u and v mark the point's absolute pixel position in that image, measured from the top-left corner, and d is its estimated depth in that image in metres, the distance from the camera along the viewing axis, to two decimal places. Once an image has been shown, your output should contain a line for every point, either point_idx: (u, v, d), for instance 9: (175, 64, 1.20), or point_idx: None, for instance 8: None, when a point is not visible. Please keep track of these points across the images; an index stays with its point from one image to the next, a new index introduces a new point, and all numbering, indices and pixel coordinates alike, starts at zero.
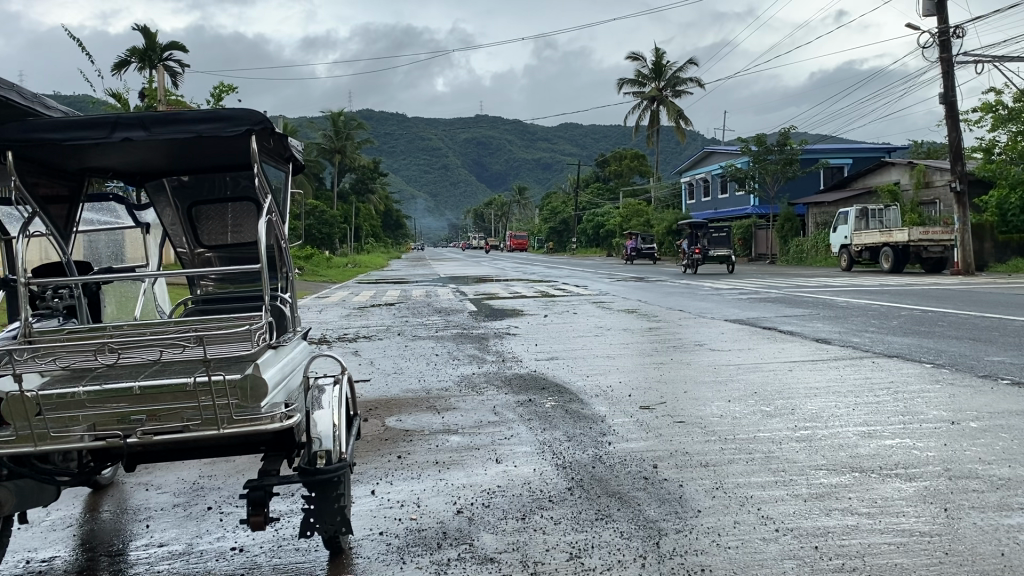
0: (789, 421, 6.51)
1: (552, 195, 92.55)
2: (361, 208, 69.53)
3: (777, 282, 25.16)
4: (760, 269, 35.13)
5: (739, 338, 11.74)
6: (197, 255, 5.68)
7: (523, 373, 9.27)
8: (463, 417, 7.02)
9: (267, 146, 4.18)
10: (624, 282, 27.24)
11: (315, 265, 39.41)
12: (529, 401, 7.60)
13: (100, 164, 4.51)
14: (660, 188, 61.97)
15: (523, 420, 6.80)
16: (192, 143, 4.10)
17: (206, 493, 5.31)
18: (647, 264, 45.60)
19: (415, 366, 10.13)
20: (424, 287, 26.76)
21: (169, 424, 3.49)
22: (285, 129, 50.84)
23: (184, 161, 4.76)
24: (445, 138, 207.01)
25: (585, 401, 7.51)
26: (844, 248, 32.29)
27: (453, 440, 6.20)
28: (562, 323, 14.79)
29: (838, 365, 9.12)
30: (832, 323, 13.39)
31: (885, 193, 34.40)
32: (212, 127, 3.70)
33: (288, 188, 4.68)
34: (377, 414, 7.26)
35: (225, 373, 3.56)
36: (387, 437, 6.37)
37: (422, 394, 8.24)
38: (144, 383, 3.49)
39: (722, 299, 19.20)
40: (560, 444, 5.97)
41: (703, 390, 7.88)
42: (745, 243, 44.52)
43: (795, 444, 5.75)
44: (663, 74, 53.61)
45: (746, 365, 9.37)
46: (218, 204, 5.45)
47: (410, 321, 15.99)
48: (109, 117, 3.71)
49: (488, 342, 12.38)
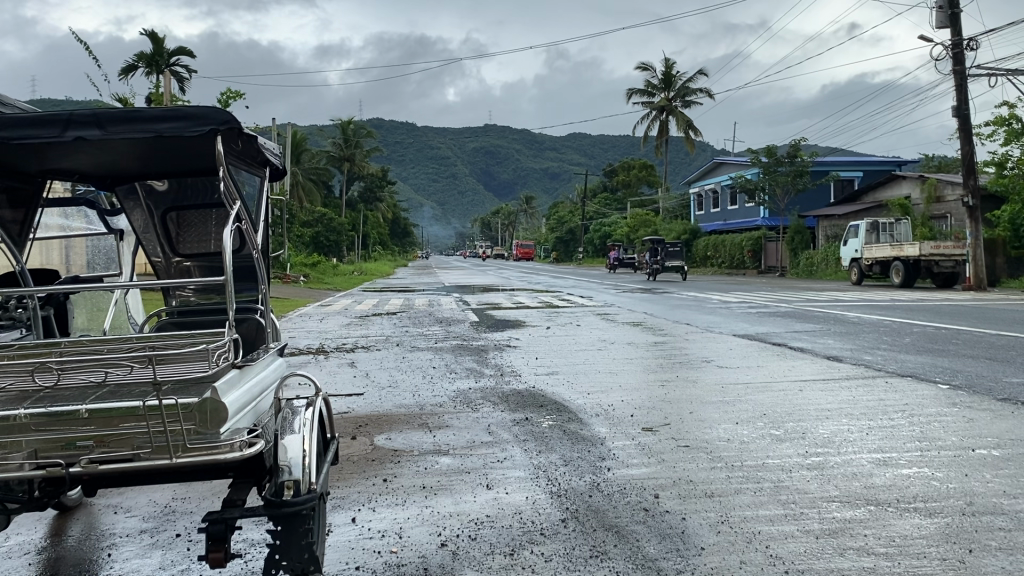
0: (800, 446, 6.15)
1: (560, 205, 92.33)
2: (368, 216, 69.52)
3: (786, 296, 24.76)
4: (769, 281, 34.74)
5: (748, 355, 11.37)
6: (173, 264, 5.35)
7: (522, 389, 8.91)
8: (455, 436, 6.69)
9: (237, 148, 3.88)
10: (630, 294, 26.92)
11: (322, 272, 39.17)
12: (525, 420, 7.25)
13: (61, 166, 4.21)
14: (667, 199, 61.65)
15: (517, 441, 6.47)
16: (156, 143, 3.80)
17: (177, 517, 4.99)
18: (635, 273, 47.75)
19: (410, 379, 9.78)
20: (428, 296, 26.43)
21: (118, 451, 3.18)
22: (294, 136, 50.85)
23: (155, 165, 4.46)
24: (454, 147, 207.22)
25: (584, 421, 7.16)
26: (854, 262, 31.88)
27: (443, 462, 5.87)
28: (565, 336, 14.44)
29: (850, 385, 8.73)
30: (844, 339, 13.01)
31: (896, 207, 33.89)
32: (171, 126, 3.40)
33: (263, 195, 4.39)
34: (366, 431, 6.92)
35: (182, 396, 3.25)
36: (373, 458, 6.03)
37: (415, 410, 7.90)
38: (91, 406, 3.17)
39: (729, 313, 18.83)
40: (556, 468, 5.63)
41: (709, 411, 7.51)
42: (754, 254, 43.99)
43: (806, 472, 5.40)
44: (672, 84, 53.40)
45: (755, 384, 8.99)
46: (195, 210, 5.14)
47: (412, 330, 15.72)
48: (61, 114, 3.40)
49: (488, 354, 12.04)
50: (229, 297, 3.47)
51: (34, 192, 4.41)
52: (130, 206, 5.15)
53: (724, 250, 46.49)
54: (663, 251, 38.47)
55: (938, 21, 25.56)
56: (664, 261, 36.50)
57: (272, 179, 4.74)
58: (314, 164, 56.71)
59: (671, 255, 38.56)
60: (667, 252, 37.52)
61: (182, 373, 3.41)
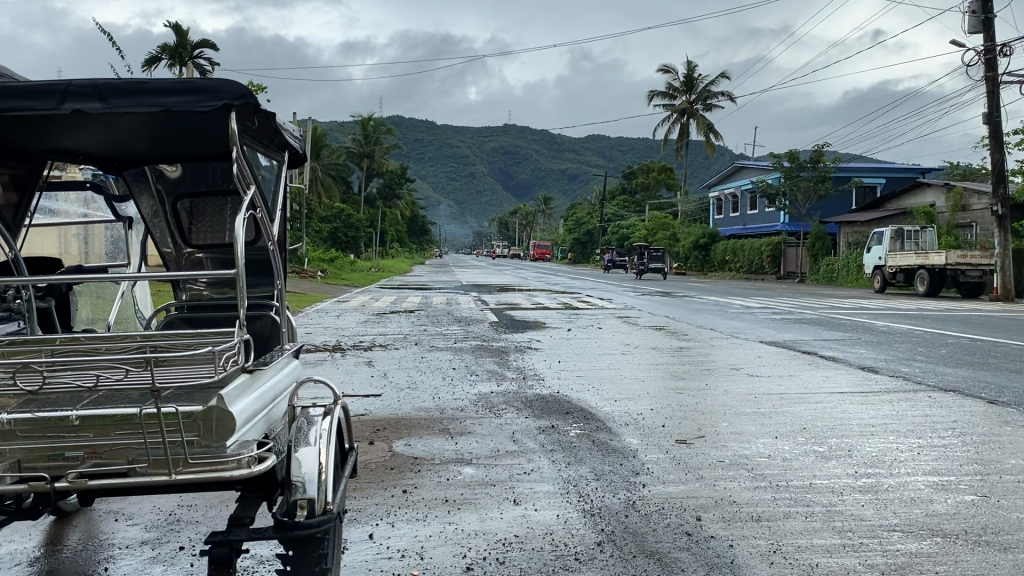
0: (848, 466, 5.73)
1: (578, 206, 91.75)
2: (385, 212, 69.20)
3: (811, 303, 24.19)
4: (790, 287, 34.25)
5: (778, 364, 10.93)
6: (184, 255, 5.01)
7: (547, 395, 8.49)
8: (479, 444, 6.31)
9: (253, 127, 3.54)
10: (650, 297, 26.43)
11: (339, 268, 38.82)
12: (552, 428, 6.88)
13: (65, 146, 3.87)
14: (687, 202, 61.02)
15: (544, 451, 6.09)
16: (164, 120, 3.44)
17: (183, 528, 4.64)
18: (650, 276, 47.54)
19: (430, 381, 9.42)
20: (446, 295, 26.07)
21: (112, 464, 2.84)
22: (316, 132, 50.61)
23: (167, 146, 4.11)
24: (472, 146, 206.94)
25: (613, 430, 6.78)
26: (878, 269, 31.26)
27: (466, 473, 5.49)
28: (587, 339, 14.02)
29: (890, 399, 8.29)
30: (877, 350, 12.52)
31: (920, 215, 33.24)
32: (180, 100, 3.04)
33: (280, 182, 4.05)
34: (383, 437, 6.55)
35: (184, 403, 2.91)
36: (392, 466, 5.66)
37: (434, 414, 7.53)
38: (83, 412, 2.82)
39: (754, 319, 18.33)
40: (587, 483, 5.25)
41: (746, 424, 7.09)
42: (774, 260, 43.32)
43: (860, 497, 4.99)
44: (694, 87, 52.84)
45: (789, 395, 8.55)
46: (210, 197, 4.82)
47: (429, 329, 15.34)
48: (58, 84, 3.04)
49: (509, 357, 11.65)
50: (241, 294, 3.09)
51: (31, 175, 4.08)
52: (139, 192, 4.83)
53: (743, 254, 45.74)
54: (648, 255, 45.81)
55: (971, 26, 24.93)
56: (648, 262, 44.37)
57: (293, 167, 4.42)
58: (333, 160, 56.54)
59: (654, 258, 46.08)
60: (650, 256, 44.98)
61: (187, 380, 3.06)
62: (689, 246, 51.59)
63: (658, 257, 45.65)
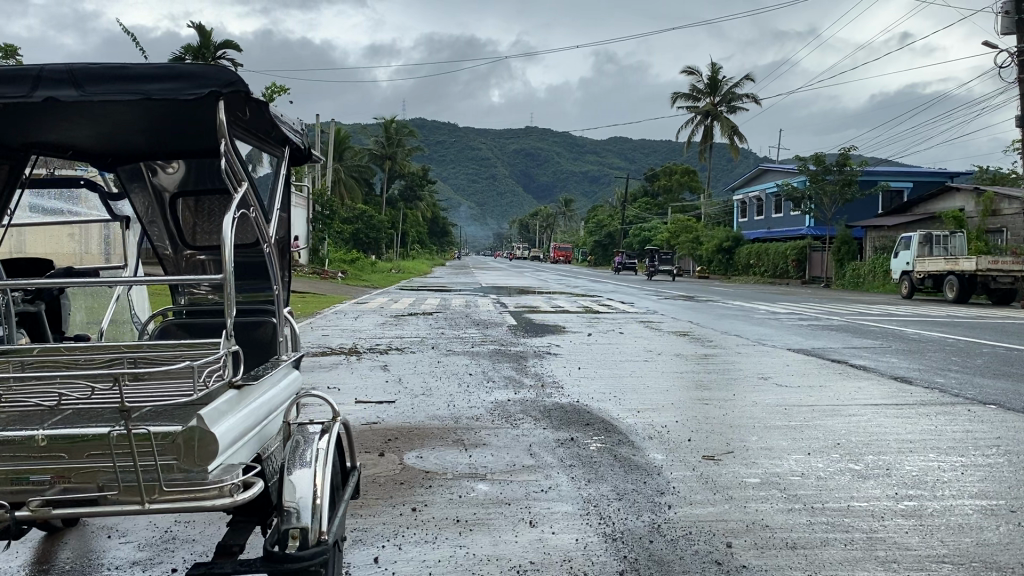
0: (887, 487, 5.36)
1: (600, 208, 91.25)
2: (407, 214, 69.19)
3: (837, 309, 23.65)
4: (816, 293, 33.67)
5: (807, 373, 10.52)
6: (184, 257, 4.71)
7: (566, 404, 8.17)
8: (494, 458, 6.00)
9: (247, 117, 3.26)
10: (673, 301, 26.00)
11: (360, 269, 38.67)
12: (571, 441, 6.56)
13: (49, 138, 3.61)
14: (710, 205, 60.38)
15: (563, 466, 5.78)
16: (151, 109, 3.16)
17: (177, 548, 4.35)
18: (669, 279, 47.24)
19: (445, 387, 9.12)
20: (465, 297, 25.81)
21: (83, 490, 2.55)
22: (338, 133, 50.59)
23: (160, 141, 3.83)
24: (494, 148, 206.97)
25: (636, 445, 6.44)
26: (906, 275, 30.58)
27: (480, 490, 5.18)
28: (608, 344, 13.65)
29: (927, 413, 7.87)
30: (910, 359, 12.05)
31: (950, 219, 32.46)
32: (163, 88, 2.76)
33: (279, 179, 3.76)
34: (395, 447, 6.26)
35: (161, 423, 2.61)
36: (402, 481, 5.36)
37: (448, 423, 7.24)
38: (50, 431, 2.54)
39: (779, 325, 17.88)
40: (608, 503, 4.93)
41: (777, 439, 6.72)
42: (799, 264, 42.69)
43: (903, 522, 4.63)
44: (719, 89, 52.24)
45: (820, 407, 8.16)
46: (210, 195, 4.55)
47: (447, 333, 15.04)
48: (31, 69, 2.77)
49: (528, 362, 11.33)
50: (229, 300, 2.79)
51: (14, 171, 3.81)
52: (134, 190, 4.57)
53: (767, 258, 45.09)
54: (658, 258, 49.21)
55: (1004, 27, 24.26)
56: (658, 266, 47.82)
57: (297, 163, 4.17)
58: (355, 161, 56.50)
59: (664, 261, 49.53)
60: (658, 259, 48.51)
61: (167, 398, 2.78)
62: (712, 250, 51.04)
63: (666, 260, 49.13)
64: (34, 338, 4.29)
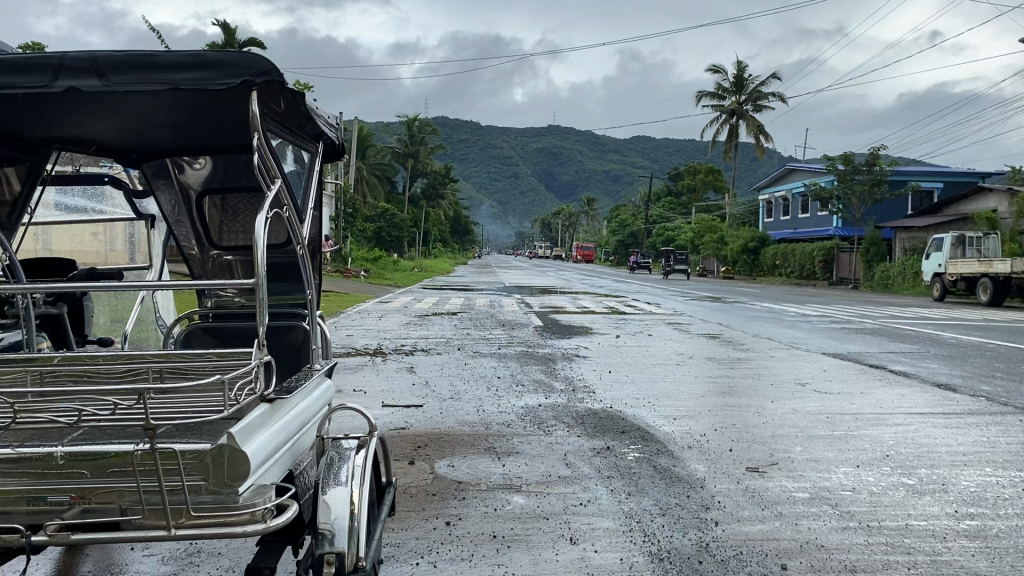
0: (946, 504, 5.06)
1: (622, 208, 90.70)
2: (429, 213, 69.18)
3: (868, 312, 23.16)
4: (844, 294, 33.12)
5: (846, 379, 10.19)
6: (211, 259, 4.52)
7: (599, 410, 7.93)
8: (528, 467, 5.77)
9: (281, 109, 3.06)
10: (699, 302, 25.62)
11: (382, 268, 38.46)
12: (607, 450, 6.32)
13: (72, 132, 3.43)
14: (735, 205, 59.77)
15: (601, 477, 5.54)
16: (180, 100, 2.96)
17: (202, 561, 4.14)
18: (694, 280, 46.81)
19: (473, 391, 8.90)
20: (489, 297, 25.56)
21: (105, 514, 2.33)
22: (361, 132, 50.43)
23: (189, 135, 3.64)
24: (517, 147, 206.63)
25: (676, 455, 6.19)
26: (937, 277, 29.96)
27: (516, 503, 4.95)
28: (638, 347, 13.39)
29: (976, 423, 7.53)
30: (951, 365, 11.68)
31: (983, 221, 31.49)
32: (191, 76, 2.55)
33: (313, 177, 3.56)
34: (425, 455, 6.05)
35: (189, 441, 2.41)
36: (434, 492, 5.14)
37: (480, 429, 7.02)
38: (69, 449, 2.34)
39: (811, 328, 17.50)
40: (651, 519, 4.69)
41: (823, 450, 6.44)
42: (825, 265, 42.06)
43: (968, 544, 4.35)
44: (745, 87, 51.61)
45: (863, 416, 7.85)
46: (239, 193, 4.36)
47: (473, 334, 14.79)
48: (52, 57, 2.57)
49: (556, 365, 11.10)
50: (261, 307, 2.58)
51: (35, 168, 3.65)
52: (158, 188, 4.38)
53: (793, 258, 44.54)
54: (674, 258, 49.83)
55: None
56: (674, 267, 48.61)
57: (331, 158, 3.97)
58: (378, 160, 56.35)
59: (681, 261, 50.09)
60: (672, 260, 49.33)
61: (196, 412, 2.58)
62: (737, 250, 50.49)
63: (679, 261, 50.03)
64: (56, 343, 4.12)
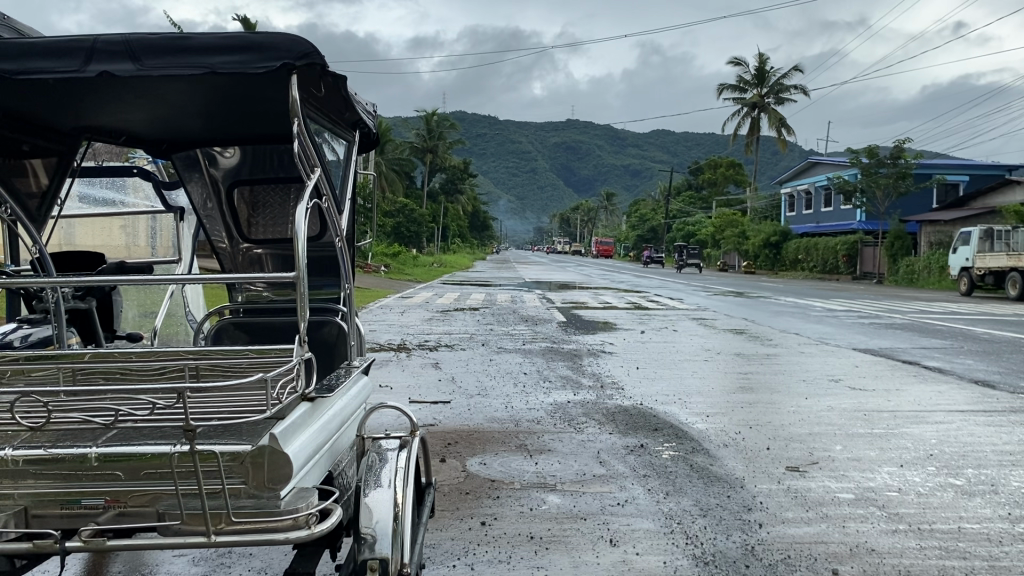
0: (997, 506, 4.88)
1: (641, 202, 90.23)
2: (449, 208, 69.14)
3: (894, 306, 22.84)
4: (868, 289, 32.70)
5: (880, 375, 9.97)
6: (241, 251, 4.42)
7: (630, 407, 7.78)
8: (561, 465, 5.63)
9: (319, 94, 2.94)
10: (722, 297, 25.35)
11: (402, 263, 38.33)
12: (641, 448, 6.18)
13: (101, 119, 3.31)
14: (756, 199, 59.24)
15: (637, 476, 5.41)
16: (214, 85, 2.85)
17: (234, 563, 4.02)
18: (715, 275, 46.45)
19: (501, 387, 8.77)
20: (510, 292, 25.41)
21: (141, 519, 2.23)
22: (381, 128, 50.32)
23: (221, 122, 3.55)
24: (536, 142, 206.26)
25: (711, 453, 6.04)
26: (964, 271, 29.53)
27: (552, 502, 4.81)
28: (664, 343, 13.19)
29: (1019, 421, 7.32)
30: (986, 360, 11.43)
31: (1010, 215, 31.01)
32: (228, 59, 2.44)
33: (349, 166, 3.45)
34: (455, 452, 5.92)
35: (228, 440, 2.30)
36: (468, 491, 5.01)
37: (509, 426, 6.88)
38: (105, 450, 2.24)
39: (839, 323, 17.23)
40: (693, 521, 4.54)
41: (864, 449, 6.26)
42: (849, 260, 41.57)
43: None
44: (766, 80, 51.06)
45: (902, 413, 7.64)
46: (269, 185, 4.26)
47: (496, 329, 14.66)
48: (84, 39, 2.45)
49: (583, 361, 10.95)
50: (302, 304, 2.46)
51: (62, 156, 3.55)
52: (190, 179, 4.26)
53: (816, 253, 44.09)
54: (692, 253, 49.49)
55: None
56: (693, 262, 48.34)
57: (368, 148, 3.87)
58: (397, 156, 56.27)
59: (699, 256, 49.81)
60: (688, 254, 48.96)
61: (234, 413, 2.46)
62: (758, 245, 50.05)
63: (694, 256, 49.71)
64: (85, 339, 4.04)
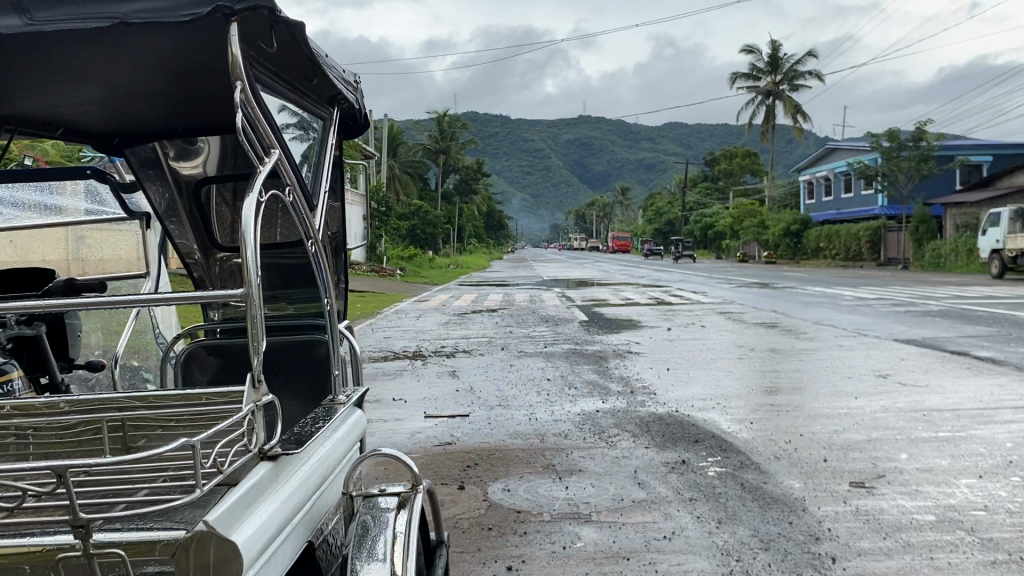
0: None
1: (657, 195, 88.96)
2: (464, 208, 68.35)
3: (924, 292, 21.95)
4: (895, 275, 31.70)
5: (929, 369, 9.26)
6: (215, 261, 3.80)
7: (664, 415, 7.14)
8: (595, 490, 4.97)
9: (273, 53, 2.44)
10: (747, 288, 24.50)
11: (418, 266, 37.57)
12: (683, 463, 5.53)
13: (26, 93, 2.82)
14: (774, 187, 58.12)
15: (681, 500, 4.75)
16: (147, 48, 2.36)
17: None
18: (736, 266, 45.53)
19: (523, 397, 8.10)
20: (528, 291, 24.72)
21: None
22: (392, 131, 49.56)
23: (173, 108, 3.02)
24: (548, 139, 205.15)
25: (765, 469, 5.37)
26: (995, 253, 28.46)
27: (588, 539, 4.17)
28: (693, 340, 12.50)
29: None
30: None
31: None
32: (139, 8, 2.00)
33: (328, 152, 2.93)
34: (475, 477, 5.28)
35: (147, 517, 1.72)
36: (491, 526, 4.37)
37: (535, 442, 6.22)
38: None
39: (873, 312, 16.44)
40: (754, 556, 3.89)
41: (934, 456, 5.58)
42: (873, 246, 40.54)
43: None
44: (780, 67, 49.93)
45: (965, 413, 6.94)
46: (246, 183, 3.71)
47: (515, 331, 13.98)
48: None
49: (608, 363, 10.27)
50: (255, 334, 1.87)
51: None
52: (148, 179, 3.68)
53: (838, 240, 43.07)
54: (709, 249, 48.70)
55: None
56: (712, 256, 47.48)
57: (351, 131, 3.36)
58: (408, 157, 55.48)
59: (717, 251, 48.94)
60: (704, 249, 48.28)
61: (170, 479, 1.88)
62: (779, 234, 49.08)
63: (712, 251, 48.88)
64: (34, 372, 3.47)
